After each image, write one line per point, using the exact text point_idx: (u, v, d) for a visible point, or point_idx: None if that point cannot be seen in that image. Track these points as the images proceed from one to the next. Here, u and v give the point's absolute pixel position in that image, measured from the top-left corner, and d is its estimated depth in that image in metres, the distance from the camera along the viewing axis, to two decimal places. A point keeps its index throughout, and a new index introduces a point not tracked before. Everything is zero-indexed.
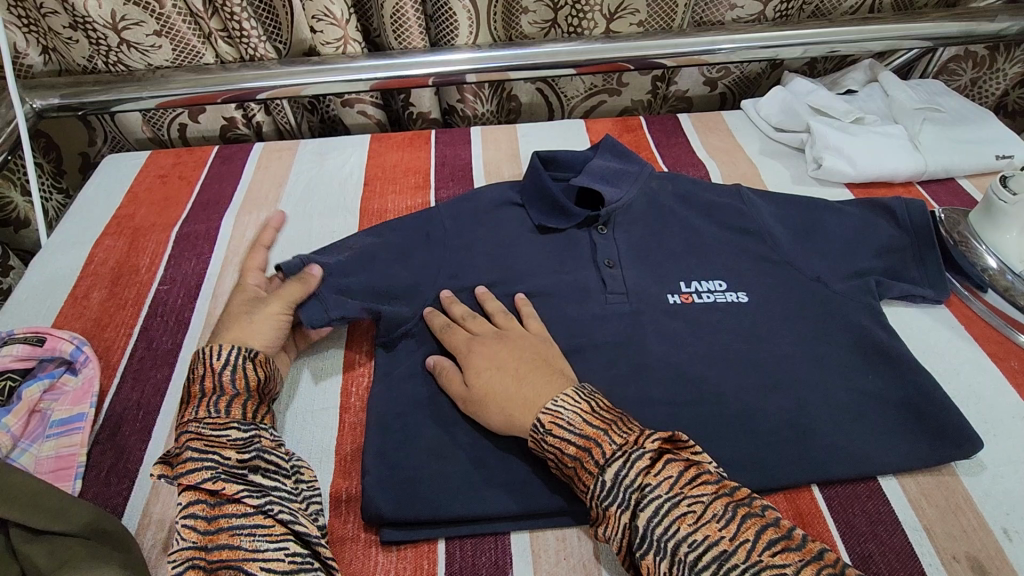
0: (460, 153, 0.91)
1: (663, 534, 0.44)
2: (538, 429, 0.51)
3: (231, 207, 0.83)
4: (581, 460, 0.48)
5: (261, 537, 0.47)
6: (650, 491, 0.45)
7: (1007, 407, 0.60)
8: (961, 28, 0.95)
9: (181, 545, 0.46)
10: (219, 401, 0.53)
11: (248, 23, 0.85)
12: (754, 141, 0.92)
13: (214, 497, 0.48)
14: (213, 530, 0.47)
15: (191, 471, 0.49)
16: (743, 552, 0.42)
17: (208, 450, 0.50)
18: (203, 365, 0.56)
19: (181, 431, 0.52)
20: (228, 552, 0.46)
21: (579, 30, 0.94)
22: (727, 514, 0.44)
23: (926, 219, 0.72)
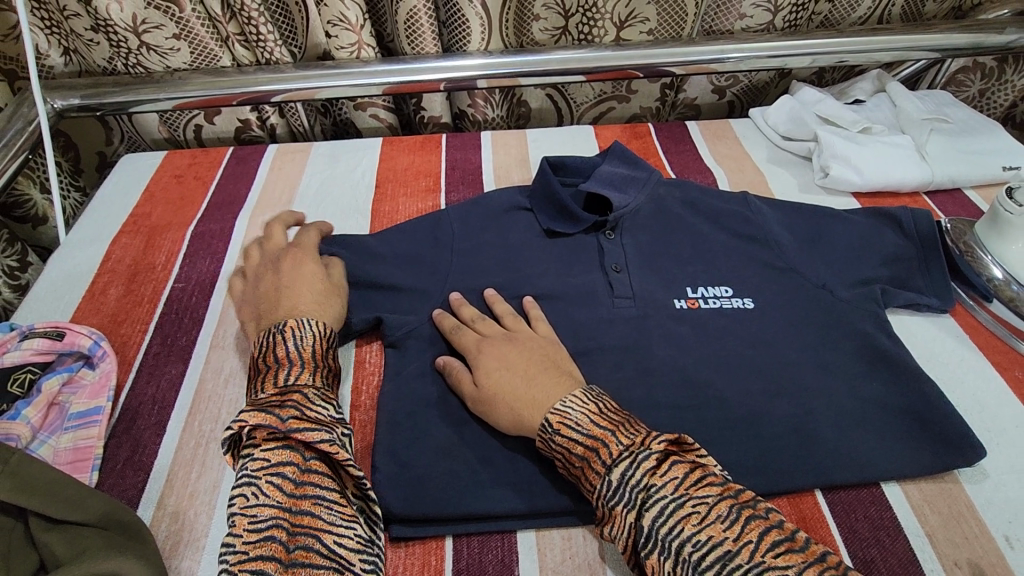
0: (471, 158, 0.92)
1: (668, 534, 0.44)
2: (546, 429, 0.52)
3: (245, 207, 0.84)
4: (588, 460, 0.50)
5: (339, 513, 0.49)
6: (655, 491, 0.46)
7: (1011, 416, 0.60)
8: (968, 40, 0.94)
9: (264, 502, 0.47)
10: (323, 375, 0.57)
11: (266, 27, 0.86)
12: (762, 150, 0.93)
13: (307, 462, 0.50)
14: (300, 494, 0.48)
15: (309, 430, 0.50)
16: (747, 553, 0.42)
17: (319, 418, 0.52)
18: (315, 338, 0.59)
19: (292, 391, 0.53)
20: (312, 520, 0.47)
21: (590, 37, 0.95)
22: (731, 515, 0.44)
23: (932, 228, 0.73)
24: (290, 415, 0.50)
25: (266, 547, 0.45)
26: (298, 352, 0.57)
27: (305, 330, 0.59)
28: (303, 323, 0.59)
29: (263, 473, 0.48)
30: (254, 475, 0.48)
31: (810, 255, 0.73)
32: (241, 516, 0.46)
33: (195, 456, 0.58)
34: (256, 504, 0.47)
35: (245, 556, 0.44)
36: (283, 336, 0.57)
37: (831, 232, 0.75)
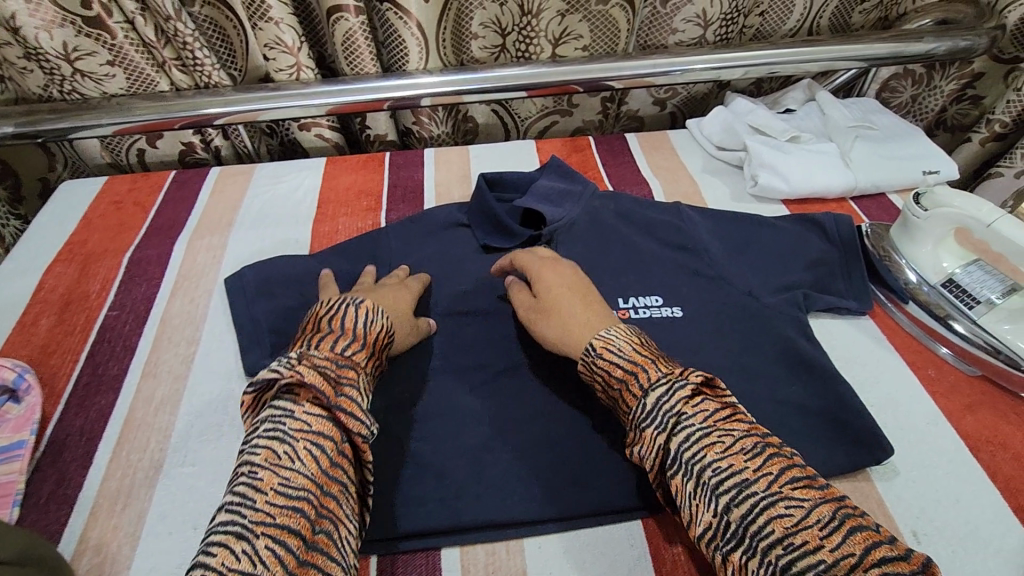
0: (414, 175, 0.93)
1: (693, 457, 0.48)
2: (589, 351, 0.56)
3: (183, 232, 0.84)
4: (626, 382, 0.53)
5: (351, 508, 0.49)
6: (686, 419, 0.49)
7: (923, 414, 0.62)
8: (891, 49, 0.97)
9: (299, 470, 0.46)
10: (371, 363, 0.58)
11: (202, 51, 0.86)
12: (697, 160, 0.96)
13: (341, 446, 0.49)
14: (332, 474, 0.48)
15: (353, 417, 0.51)
16: (764, 483, 0.45)
17: (363, 408, 0.52)
18: (380, 329, 0.60)
19: (347, 368, 0.54)
20: (334, 507, 0.47)
21: (528, 54, 0.97)
22: (754, 450, 0.47)
23: (853, 233, 0.76)
24: (343, 396, 0.51)
25: (292, 519, 0.43)
26: (363, 332, 0.58)
27: (375, 316, 0.60)
28: (372, 305, 0.61)
29: (304, 439, 0.48)
30: (291, 436, 0.48)
31: (738, 262, 0.75)
32: (271, 473, 0.45)
33: (120, 487, 0.58)
34: (291, 468, 0.46)
35: (269, 519, 0.43)
36: (357, 311, 0.59)
37: (759, 239, 0.77)
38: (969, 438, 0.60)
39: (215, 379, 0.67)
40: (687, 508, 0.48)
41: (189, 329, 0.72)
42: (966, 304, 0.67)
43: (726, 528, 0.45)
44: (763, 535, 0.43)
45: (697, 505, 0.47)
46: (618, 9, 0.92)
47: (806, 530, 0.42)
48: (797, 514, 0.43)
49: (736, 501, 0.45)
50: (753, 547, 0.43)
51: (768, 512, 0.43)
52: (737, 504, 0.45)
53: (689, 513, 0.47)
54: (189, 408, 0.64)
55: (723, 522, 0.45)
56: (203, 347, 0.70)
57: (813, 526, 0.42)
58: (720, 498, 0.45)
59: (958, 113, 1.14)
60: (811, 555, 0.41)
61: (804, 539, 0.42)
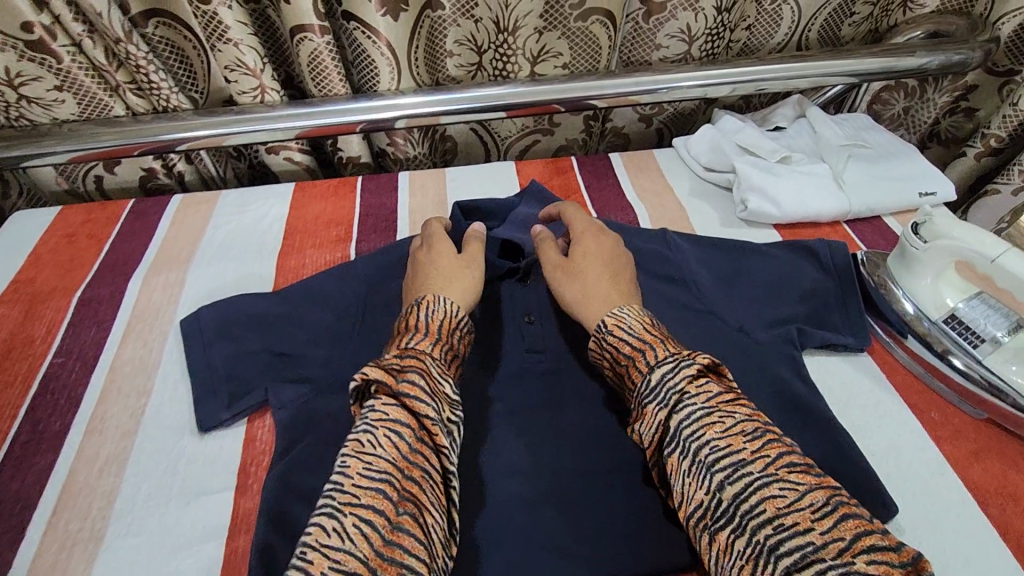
0: (387, 201, 0.89)
1: (691, 435, 0.48)
2: (601, 328, 0.58)
3: (140, 268, 0.79)
4: (634, 359, 0.54)
5: (437, 493, 0.48)
6: (688, 399, 0.49)
7: (926, 462, 0.58)
8: (881, 64, 0.94)
9: (381, 454, 0.47)
10: (445, 352, 0.57)
11: (158, 75, 0.81)
12: (684, 182, 0.92)
13: (418, 432, 0.50)
14: (412, 459, 0.48)
15: (422, 404, 0.51)
16: (760, 464, 0.45)
17: (433, 395, 0.52)
18: (445, 316, 0.60)
19: (412, 359, 0.54)
20: (417, 491, 0.47)
21: (506, 73, 0.93)
22: (754, 432, 0.47)
23: (848, 262, 0.72)
24: (407, 382, 0.51)
25: (376, 500, 0.45)
26: (428, 323, 0.58)
27: (437, 305, 0.60)
28: (435, 296, 0.61)
29: (382, 426, 0.49)
30: (372, 425, 0.49)
31: (727, 295, 0.71)
32: (356, 460, 0.47)
33: (56, 563, 0.53)
34: (374, 453, 0.47)
35: (356, 500, 0.44)
36: (419, 307, 0.60)
37: (749, 269, 0.73)
38: (975, 489, 0.56)
39: (167, 434, 0.62)
40: (680, 486, 0.48)
41: (141, 377, 0.67)
42: (970, 342, 0.64)
43: (718, 507, 0.45)
44: (753, 516, 0.43)
45: (690, 483, 0.47)
46: (599, 26, 0.88)
47: (798, 512, 0.42)
48: (791, 496, 0.43)
49: (731, 480, 0.45)
50: (743, 527, 0.43)
51: (761, 493, 0.43)
52: (731, 483, 0.45)
53: (682, 490, 0.47)
54: (136, 468, 0.59)
55: (715, 501, 0.45)
56: (155, 398, 0.65)
57: (805, 509, 0.42)
58: (714, 476, 0.45)
59: (952, 125, 1.10)
60: (799, 537, 0.41)
61: (795, 521, 0.41)
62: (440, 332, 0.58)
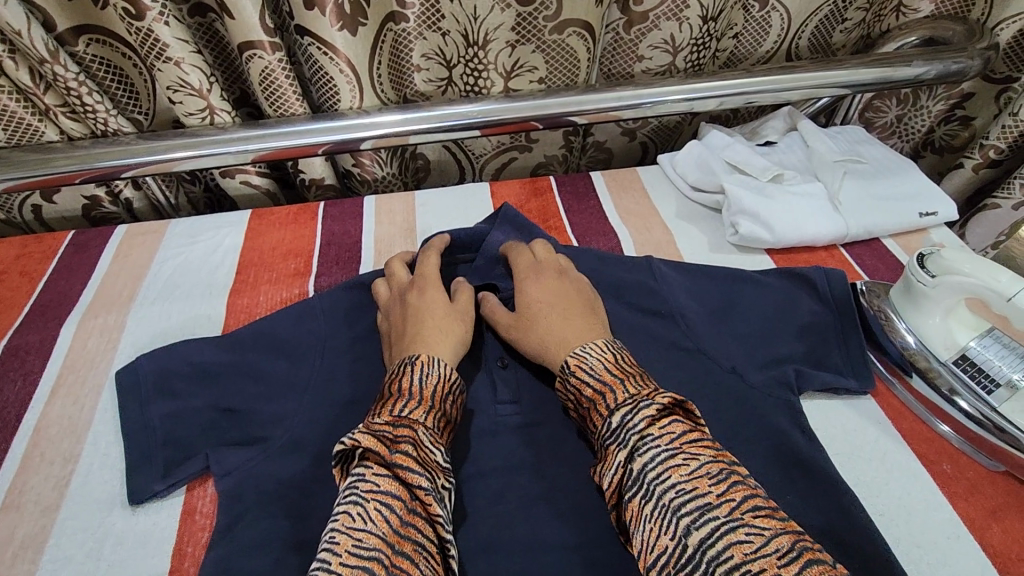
0: (351, 230, 0.82)
1: (655, 478, 0.43)
2: (564, 370, 0.53)
3: (75, 310, 0.72)
4: (594, 402, 0.49)
5: (433, 569, 0.43)
6: (650, 441, 0.45)
7: (940, 524, 0.53)
8: (876, 75, 0.88)
9: (369, 529, 0.42)
10: (441, 419, 0.51)
11: (92, 96, 0.74)
12: (671, 203, 0.86)
13: (411, 504, 0.44)
14: (404, 533, 0.43)
15: (414, 473, 0.45)
16: (726, 508, 0.40)
17: (427, 462, 0.47)
18: (441, 380, 0.53)
19: (407, 426, 0.48)
20: (411, 567, 0.41)
21: (477, 88, 0.87)
22: (721, 474, 0.42)
23: (847, 291, 0.66)
24: (399, 450, 0.46)
25: None
26: (421, 388, 0.51)
27: (433, 368, 0.53)
28: (427, 356, 0.54)
29: (373, 498, 0.43)
30: (362, 497, 0.44)
31: (721, 330, 0.64)
32: (345, 535, 0.41)
33: None
34: (363, 529, 0.42)
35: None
36: (412, 368, 0.52)
37: (743, 300, 0.67)
38: (997, 556, 0.51)
39: (94, 509, 0.55)
40: (641, 535, 0.42)
41: (68, 440, 0.60)
42: (983, 387, 0.59)
43: (681, 556, 0.39)
44: (719, 564, 0.37)
45: (652, 530, 0.42)
46: (576, 38, 0.81)
47: (764, 559, 0.37)
48: (757, 541, 0.38)
49: (695, 524, 0.40)
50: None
51: (727, 538, 0.38)
52: (696, 528, 0.40)
53: (644, 538, 0.42)
54: (56, 552, 0.52)
55: (679, 548, 0.40)
56: (83, 465, 0.58)
57: (771, 555, 0.37)
58: (679, 521, 0.40)
59: (947, 133, 1.05)
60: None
61: (761, 568, 0.36)
62: (435, 400, 0.52)
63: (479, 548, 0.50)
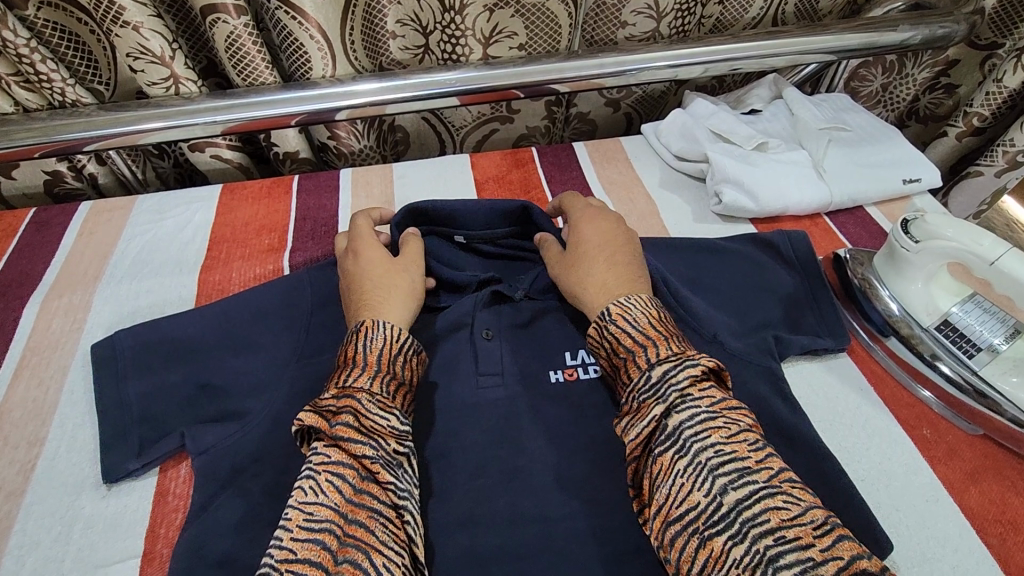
0: (328, 203, 0.79)
1: (693, 435, 0.44)
2: (604, 316, 0.53)
3: (38, 290, 0.69)
4: (633, 353, 0.50)
5: (392, 534, 0.43)
6: (690, 400, 0.46)
7: (921, 488, 0.53)
8: (862, 40, 0.87)
9: (320, 501, 0.42)
10: (390, 382, 0.50)
11: (46, 64, 0.71)
12: (654, 172, 0.85)
13: (365, 471, 0.45)
14: (358, 502, 0.43)
15: (359, 442, 0.45)
16: (764, 474, 0.41)
17: (375, 427, 0.46)
18: (387, 344, 0.51)
19: (349, 396, 0.47)
20: (364, 535, 0.41)
21: (455, 56, 0.84)
22: (761, 444, 0.44)
23: (811, 254, 0.67)
24: (339, 423, 0.46)
25: (314, 552, 0.39)
26: (365, 354, 0.50)
27: (377, 331, 0.52)
28: (370, 322, 0.52)
29: (323, 470, 0.44)
30: (314, 470, 0.44)
31: (708, 297, 0.63)
32: (296, 510, 0.42)
33: None
34: (314, 502, 0.42)
35: (292, 556, 0.39)
36: (355, 336, 0.51)
37: (723, 268, 0.66)
38: (974, 517, 0.52)
39: (62, 493, 0.53)
40: (668, 489, 0.44)
41: (33, 424, 0.58)
42: (965, 351, 0.59)
43: (713, 513, 0.41)
44: (754, 524, 0.39)
45: (683, 485, 0.43)
46: (556, 2, 0.79)
47: (801, 527, 0.38)
48: (795, 509, 0.39)
49: (733, 485, 0.41)
50: (742, 534, 0.39)
51: (765, 502, 0.40)
52: (734, 488, 0.41)
53: (672, 493, 0.43)
54: (22, 538, 0.51)
55: (712, 505, 0.41)
56: (49, 448, 0.56)
57: (807, 525, 0.38)
58: (715, 480, 0.42)
59: (932, 102, 1.03)
60: (800, 552, 0.37)
61: (797, 535, 0.38)
62: (382, 365, 0.50)
63: (461, 521, 0.50)
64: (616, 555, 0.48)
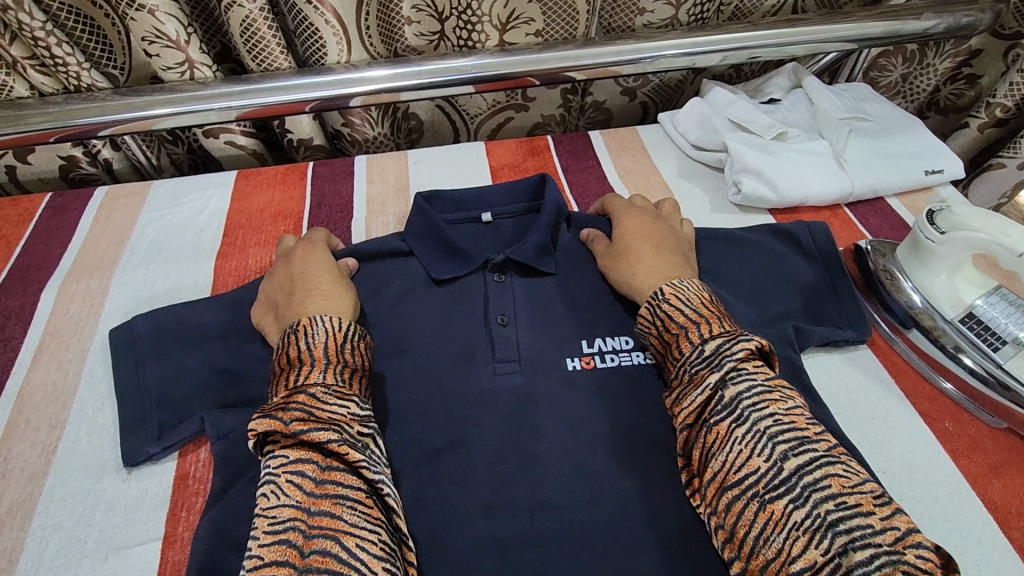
0: (343, 191, 0.79)
1: (751, 406, 0.45)
2: (656, 295, 0.54)
3: (55, 274, 0.69)
4: (686, 329, 0.51)
5: (364, 514, 0.43)
6: (746, 374, 0.47)
7: (943, 481, 0.53)
8: (885, 28, 0.85)
9: (283, 502, 0.42)
10: (342, 370, 0.49)
11: (61, 47, 0.70)
12: (672, 162, 0.84)
13: (325, 460, 0.44)
14: (321, 493, 0.42)
15: (315, 431, 0.44)
16: (823, 445, 0.43)
17: (332, 417, 0.46)
18: (330, 336, 0.51)
19: (302, 391, 0.47)
20: (331, 522, 0.41)
21: (471, 43, 0.83)
22: (814, 418, 0.45)
23: (832, 244, 0.66)
24: (293, 419, 0.45)
25: (281, 551, 0.40)
26: (311, 351, 0.50)
27: (317, 328, 0.51)
28: (307, 320, 0.52)
29: (283, 471, 0.43)
30: (274, 473, 0.44)
31: (727, 287, 0.62)
32: (260, 516, 0.42)
33: None
34: (276, 505, 0.42)
35: (259, 562, 0.39)
36: (296, 336, 0.51)
37: (741, 258, 0.65)
38: (997, 511, 0.51)
39: (83, 475, 0.54)
40: (725, 457, 0.45)
41: (53, 407, 0.58)
42: (989, 344, 0.58)
43: (774, 477, 0.42)
44: (816, 488, 0.40)
45: (742, 451, 0.44)
46: None
47: (860, 494, 0.40)
48: (853, 478, 0.41)
49: (793, 452, 0.43)
50: (803, 498, 0.40)
51: (826, 468, 0.41)
52: (794, 455, 0.42)
53: (729, 460, 0.44)
54: (45, 519, 0.51)
55: (772, 470, 0.42)
56: (70, 432, 0.56)
57: (867, 493, 0.40)
58: (776, 446, 0.43)
59: (953, 92, 1.01)
60: (861, 517, 0.38)
61: (857, 502, 0.39)
62: (327, 356, 0.50)
63: (480, 507, 0.50)
64: (636, 543, 0.48)
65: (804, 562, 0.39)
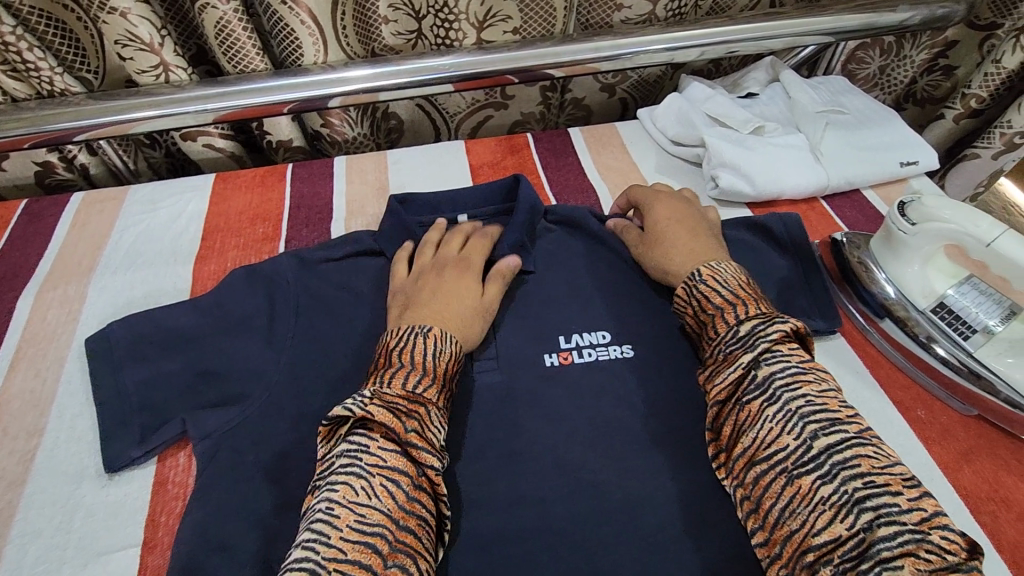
0: (322, 191, 0.79)
1: (783, 385, 0.46)
2: (695, 276, 0.55)
3: (32, 281, 0.69)
4: (722, 310, 0.52)
5: (429, 543, 0.43)
6: (779, 355, 0.48)
7: (915, 468, 0.54)
8: (861, 20, 0.85)
9: (375, 504, 0.41)
10: (446, 397, 0.49)
11: (33, 52, 0.70)
12: (651, 157, 0.84)
13: (418, 476, 0.44)
14: (410, 509, 0.42)
15: (424, 449, 0.45)
16: (855, 426, 0.44)
17: (435, 442, 0.46)
18: (450, 359, 0.51)
19: (421, 404, 0.46)
20: (413, 544, 0.41)
21: (449, 41, 0.83)
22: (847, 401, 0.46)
23: (805, 236, 0.67)
24: (412, 429, 0.45)
25: (364, 554, 0.39)
26: (433, 364, 0.49)
27: (445, 346, 0.51)
28: (438, 330, 0.51)
29: (380, 473, 0.42)
30: (368, 470, 0.42)
31: None
32: (346, 509, 0.40)
33: None
34: (366, 504, 0.41)
35: (341, 556, 0.38)
36: (425, 341, 0.50)
37: None
38: (967, 496, 0.52)
39: (61, 482, 0.53)
40: (756, 434, 0.46)
41: (31, 415, 0.58)
42: (959, 332, 0.59)
43: (802, 454, 0.43)
44: (845, 466, 0.41)
45: (772, 429, 0.45)
46: None
47: (890, 475, 0.40)
48: (884, 460, 0.41)
49: (823, 431, 0.43)
50: (831, 475, 0.41)
51: (856, 449, 0.42)
52: (825, 434, 0.43)
53: (760, 437, 0.46)
54: (24, 527, 0.51)
55: (801, 448, 0.44)
56: (48, 439, 0.56)
57: (897, 474, 0.41)
58: (806, 425, 0.44)
59: (929, 84, 1.02)
60: (890, 495, 0.39)
61: (886, 482, 0.40)
62: (442, 379, 0.50)
63: (459, 504, 0.50)
64: (615, 536, 0.49)
65: (829, 535, 0.40)
